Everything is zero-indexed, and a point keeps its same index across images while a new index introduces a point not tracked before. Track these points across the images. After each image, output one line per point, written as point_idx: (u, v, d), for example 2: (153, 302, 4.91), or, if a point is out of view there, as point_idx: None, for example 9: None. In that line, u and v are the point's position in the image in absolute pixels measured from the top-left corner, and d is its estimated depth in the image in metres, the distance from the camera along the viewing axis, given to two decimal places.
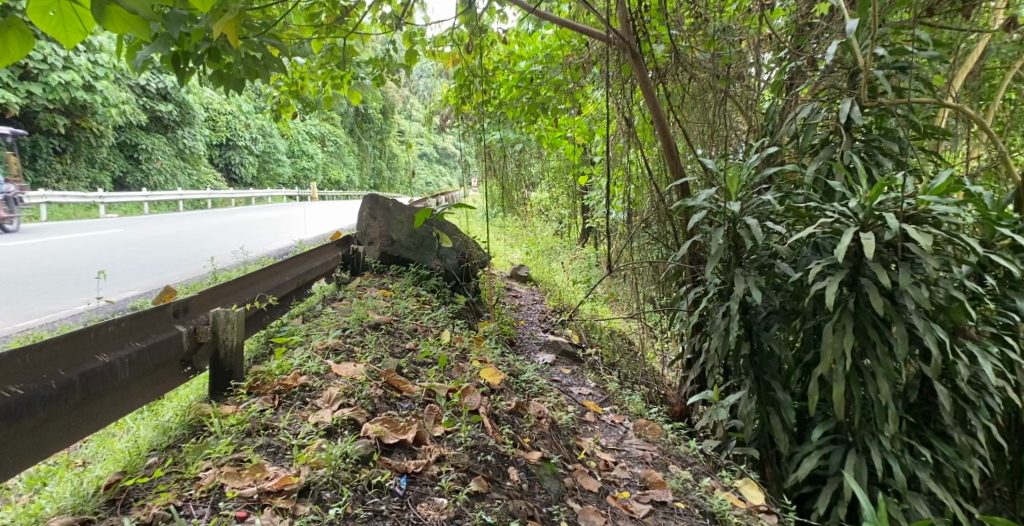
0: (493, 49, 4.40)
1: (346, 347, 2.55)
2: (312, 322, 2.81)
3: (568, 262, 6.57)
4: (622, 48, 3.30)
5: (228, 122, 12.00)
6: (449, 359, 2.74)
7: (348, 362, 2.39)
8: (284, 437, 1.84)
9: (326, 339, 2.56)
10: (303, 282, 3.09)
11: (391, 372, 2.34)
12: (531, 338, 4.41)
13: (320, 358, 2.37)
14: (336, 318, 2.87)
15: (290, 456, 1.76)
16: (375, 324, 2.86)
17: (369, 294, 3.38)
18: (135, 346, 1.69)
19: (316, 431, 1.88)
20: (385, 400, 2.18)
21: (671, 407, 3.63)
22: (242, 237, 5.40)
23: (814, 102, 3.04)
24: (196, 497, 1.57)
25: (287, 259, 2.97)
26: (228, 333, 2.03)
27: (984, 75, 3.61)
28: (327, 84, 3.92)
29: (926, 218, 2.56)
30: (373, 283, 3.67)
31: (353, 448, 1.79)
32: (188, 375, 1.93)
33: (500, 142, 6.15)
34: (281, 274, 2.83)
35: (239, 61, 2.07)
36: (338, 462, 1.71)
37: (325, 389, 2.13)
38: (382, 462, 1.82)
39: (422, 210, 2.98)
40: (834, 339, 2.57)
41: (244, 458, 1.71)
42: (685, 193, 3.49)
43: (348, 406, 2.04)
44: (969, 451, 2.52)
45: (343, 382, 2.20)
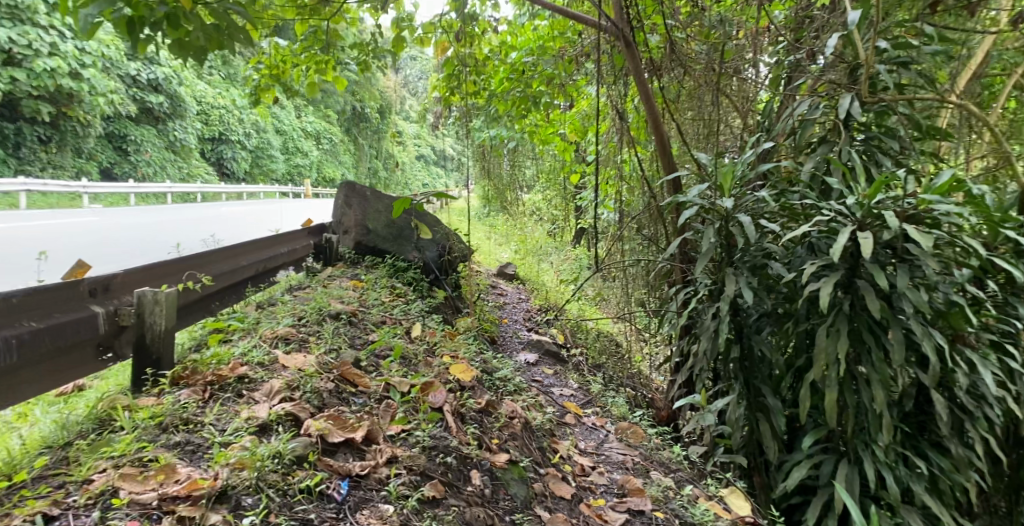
0: (483, 39, 4.27)
1: (299, 337, 2.43)
2: (274, 311, 2.67)
3: (558, 262, 6.49)
4: (615, 37, 3.19)
5: (222, 116, 11.49)
6: (413, 353, 2.62)
7: (298, 354, 2.27)
8: (207, 434, 1.70)
9: (277, 328, 2.45)
10: (263, 268, 2.97)
11: (346, 365, 2.21)
12: (514, 336, 4.30)
13: (267, 349, 2.26)
14: (298, 308, 2.74)
15: (209, 456, 1.62)
16: (336, 314, 2.73)
17: (340, 285, 3.25)
18: (30, 326, 1.50)
19: (247, 427, 1.75)
20: (336, 394, 2.06)
21: (658, 411, 3.52)
22: (216, 229, 5.25)
23: (812, 97, 2.92)
24: (78, 505, 1.40)
25: (247, 243, 2.85)
26: (156, 316, 1.89)
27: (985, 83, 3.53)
28: (310, 69, 3.78)
29: (926, 218, 2.43)
30: (346, 274, 3.55)
31: (287, 448, 1.65)
32: (107, 363, 1.78)
33: (493, 138, 6.01)
34: (236, 260, 2.71)
35: (199, 29, 1.91)
36: (265, 464, 1.57)
37: (266, 383, 2.02)
38: (321, 464, 1.69)
39: (401, 200, 2.83)
40: (828, 343, 2.45)
41: (148, 457, 1.56)
42: (677, 189, 3.38)
43: (289, 400, 1.92)
44: (967, 464, 2.41)
45: (290, 374, 2.07)
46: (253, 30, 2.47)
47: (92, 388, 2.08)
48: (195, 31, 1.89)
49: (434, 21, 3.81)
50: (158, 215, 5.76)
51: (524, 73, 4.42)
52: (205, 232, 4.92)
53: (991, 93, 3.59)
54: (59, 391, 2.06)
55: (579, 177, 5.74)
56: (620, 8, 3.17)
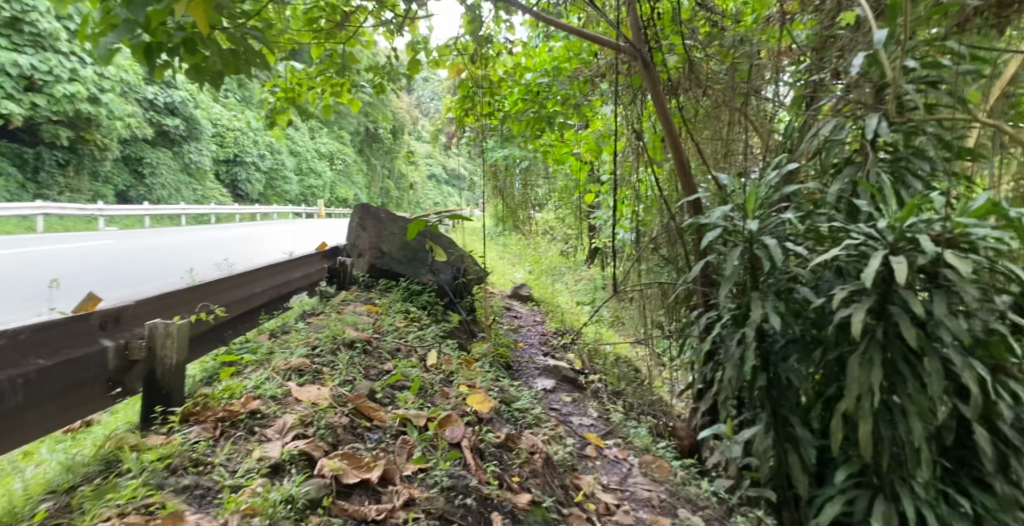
0: (497, 60, 4.25)
1: (313, 368, 2.36)
2: (288, 340, 2.62)
3: (573, 283, 6.41)
4: (633, 57, 3.16)
5: (236, 137, 11.77)
6: (429, 383, 2.55)
7: (311, 385, 2.21)
8: (217, 477, 1.64)
9: (291, 359, 2.37)
10: (275, 294, 2.92)
11: (361, 398, 2.15)
12: (530, 362, 4.21)
13: (280, 380, 2.21)
14: (312, 336, 2.68)
15: (219, 502, 1.55)
16: (351, 342, 2.68)
17: (355, 310, 3.20)
18: (38, 364, 1.44)
19: (259, 467, 1.68)
20: (350, 430, 2.00)
21: (679, 441, 3.37)
22: (229, 251, 5.24)
23: (837, 117, 2.85)
24: None
25: (259, 269, 2.80)
26: (167, 349, 1.86)
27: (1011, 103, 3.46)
28: (326, 92, 3.78)
29: (962, 243, 2.34)
30: (360, 298, 3.51)
31: (301, 491, 1.58)
32: (115, 399, 1.71)
33: (507, 159, 5.98)
34: (249, 286, 2.66)
35: (216, 54, 1.88)
36: (277, 509, 1.48)
37: (279, 418, 1.96)
38: (335, 508, 1.61)
39: (416, 221, 2.79)
40: (861, 373, 2.35)
41: (155, 505, 1.48)
42: (698, 211, 3.31)
43: (303, 437, 1.86)
44: (1013, 503, 2.27)
45: (304, 408, 2.01)
46: (270, 52, 2.46)
47: (103, 423, 2.02)
48: (212, 56, 1.86)
49: (450, 44, 3.80)
50: (173, 238, 5.78)
51: (539, 94, 4.39)
52: (219, 255, 4.92)
53: None
54: (67, 428, 1.99)
55: (594, 197, 5.67)
56: (638, 28, 3.14)
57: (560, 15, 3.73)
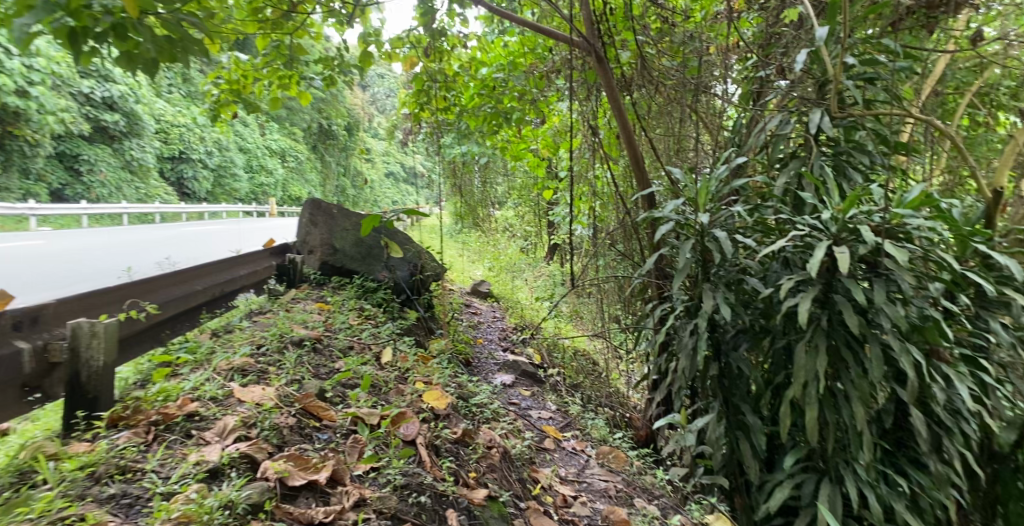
0: (452, 54, 4.21)
1: (257, 368, 2.31)
2: (232, 339, 2.53)
3: (533, 279, 6.32)
4: (587, 51, 3.17)
5: (181, 134, 11.08)
6: (383, 381, 2.51)
7: (255, 385, 2.14)
8: (146, 484, 1.57)
9: (234, 358, 2.30)
10: (220, 292, 2.79)
11: (309, 398, 2.10)
12: (489, 358, 4.20)
13: (222, 382, 2.13)
14: (258, 335, 2.60)
15: (149, 510, 1.48)
16: (299, 340, 2.61)
17: (306, 309, 3.12)
18: None
19: (196, 472, 1.61)
20: (297, 431, 1.94)
21: (636, 431, 3.46)
22: (171, 250, 5.02)
23: (782, 112, 2.93)
24: None
25: (200, 266, 2.67)
26: (93, 351, 1.74)
27: (941, 100, 3.64)
28: (273, 84, 3.65)
29: (899, 233, 2.45)
30: (310, 296, 3.42)
31: (241, 495, 1.52)
32: (35, 404, 1.60)
33: (464, 155, 5.92)
34: (186, 285, 2.50)
35: (149, 40, 1.77)
36: (213, 516, 1.43)
37: (219, 420, 1.89)
38: (279, 512, 1.56)
39: (371, 217, 2.71)
40: (807, 360, 2.43)
41: (74, 518, 1.40)
42: (652, 205, 3.35)
43: (245, 440, 1.79)
44: (945, 481, 2.39)
45: (247, 410, 1.94)
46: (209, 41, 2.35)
47: (22, 431, 1.90)
48: (144, 43, 1.75)
49: (403, 36, 3.73)
50: (110, 237, 5.50)
51: (495, 89, 4.32)
52: (160, 254, 4.70)
53: (948, 109, 3.70)
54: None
55: (552, 193, 5.68)
56: (592, 23, 3.14)
57: (514, 9, 3.70)
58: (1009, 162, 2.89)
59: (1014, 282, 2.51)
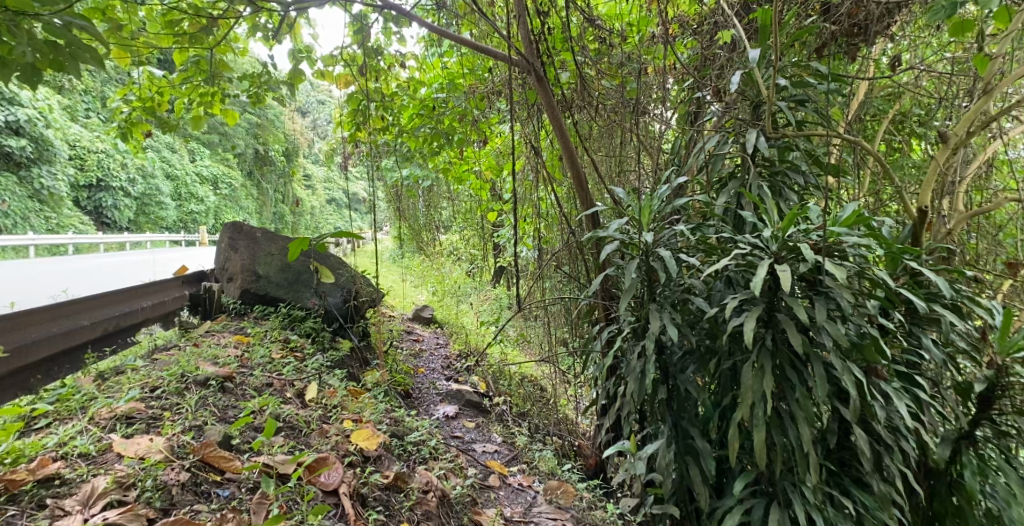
0: (389, 72, 4.08)
1: (148, 413, 2.16)
2: (119, 382, 2.35)
3: (479, 303, 6.19)
4: (526, 71, 3.11)
5: (98, 160, 10.16)
6: (306, 421, 2.41)
7: (143, 435, 2.01)
8: None
9: (117, 405, 2.15)
10: (115, 326, 2.49)
11: (210, 447, 1.99)
12: (430, 388, 4.03)
13: (99, 433, 1.98)
14: (153, 376, 2.43)
15: None
16: (204, 380, 2.44)
17: (224, 344, 2.93)
18: None
19: None
20: (190, 488, 1.85)
21: (585, 460, 3.36)
22: (71, 283, 4.58)
23: (720, 133, 2.95)
24: None
25: (89, 296, 2.37)
26: None
27: (867, 122, 3.79)
28: (194, 101, 3.41)
29: (836, 251, 2.46)
30: (228, 328, 3.21)
31: None
32: None
33: (406, 179, 5.75)
34: (70, 319, 2.22)
35: (28, 45, 1.58)
36: None
37: (85, 484, 1.75)
38: None
39: (298, 239, 2.49)
40: (753, 381, 2.38)
41: None
42: (596, 224, 3.30)
43: (118, 506, 1.68)
44: (888, 501, 2.38)
45: (125, 467, 1.83)
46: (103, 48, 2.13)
47: None
48: (21, 47, 1.55)
49: (335, 53, 3.59)
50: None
51: (435, 110, 4.22)
52: (58, 288, 4.28)
53: (869, 132, 3.85)
54: None
55: (496, 215, 5.55)
56: (531, 41, 3.08)
57: (453, 27, 3.60)
58: (932, 183, 2.93)
59: (942, 298, 2.56)
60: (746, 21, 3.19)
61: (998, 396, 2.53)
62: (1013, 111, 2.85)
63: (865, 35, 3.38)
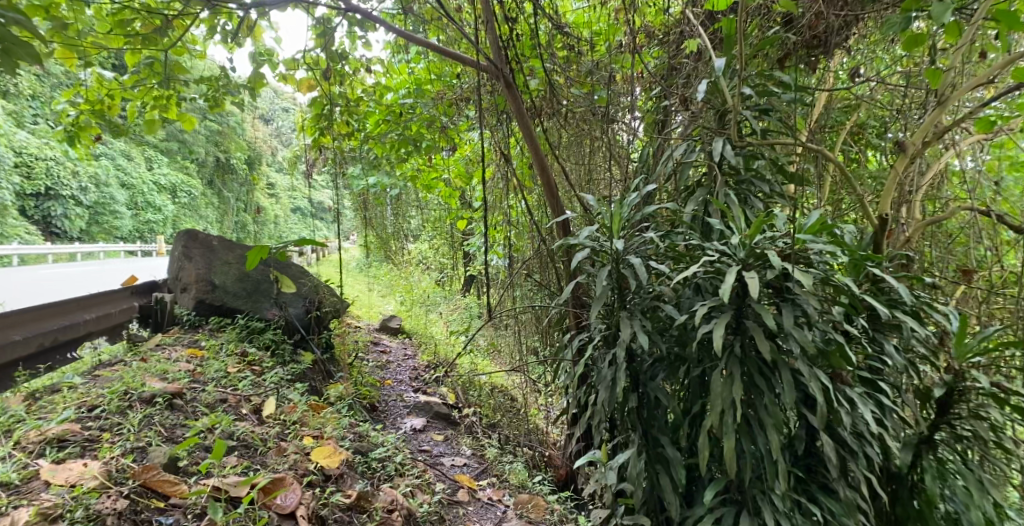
0: (355, 78, 4.01)
1: (85, 436, 2.05)
2: (53, 402, 2.23)
3: (448, 312, 6.12)
4: (495, 77, 3.09)
5: (47, 168, 9.61)
6: (261, 440, 2.31)
7: (77, 461, 1.90)
8: None
9: (48, 427, 2.03)
10: (53, 340, 2.38)
11: (150, 470, 1.88)
12: (398, 400, 3.94)
13: (28, 459, 1.86)
14: (93, 394, 2.31)
15: None
16: (150, 398, 2.34)
17: (176, 358, 2.80)
18: None
19: None
20: (128, 517, 1.73)
21: (556, 471, 3.32)
22: (11, 295, 4.35)
23: (687, 141, 2.95)
24: None
25: (26, 310, 2.26)
26: None
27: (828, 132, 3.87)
28: (148, 105, 3.28)
29: (801, 257, 2.47)
30: (180, 340, 3.10)
31: None
32: None
33: (374, 187, 5.65)
34: (0, 334, 2.13)
35: None
36: None
37: (8, 515, 1.62)
38: None
39: (257, 248, 2.39)
40: (723, 388, 2.38)
41: None
42: (566, 231, 3.29)
43: None
44: (854, 507, 2.39)
45: (52, 497, 1.72)
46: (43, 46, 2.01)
47: None
48: None
49: (298, 57, 3.51)
50: None
51: (402, 115, 4.24)
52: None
53: (829, 143, 3.94)
54: None
55: (465, 223, 5.49)
56: (499, 47, 3.05)
57: (419, 32, 3.56)
58: (891, 192, 2.99)
59: (903, 305, 2.60)
60: (711, 31, 3.23)
61: (956, 400, 2.58)
62: (963, 124, 2.94)
63: (824, 48, 3.41)
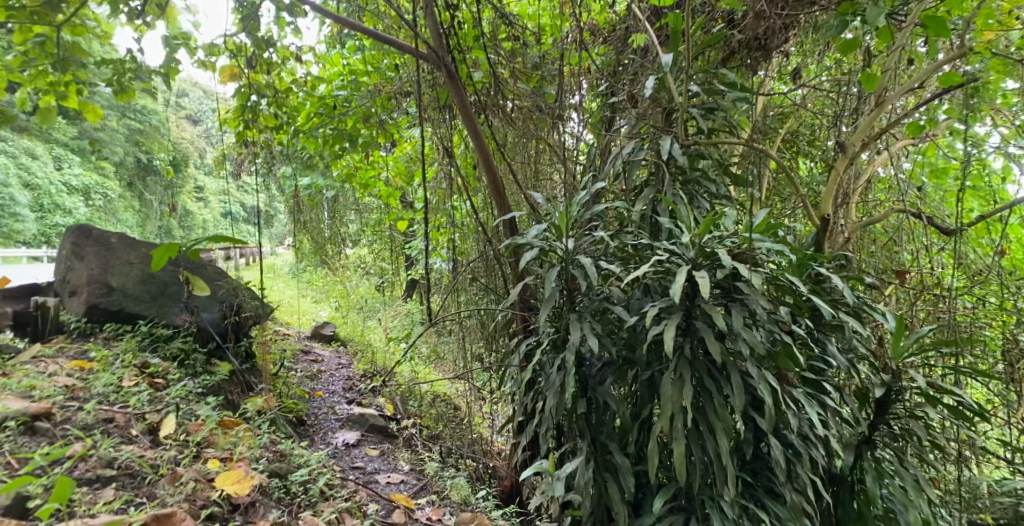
0: (283, 66, 3.78)
1: None
2: None
3: (388, 319, 5.88)
4: (436, 66, 2.93)
5: None
6: (150, 467, 2.12)
7: None
8: None
9: None
10: None
11: None
12: (330, 413, 3.70)
13: None
14: None
15: None
16: (1, 421, 2.08)
17: (52, 373, 2.55)
18: None
19: None
20: None
21: (500, 483, 3.16)
22: None
23: (635, 139, 2.88)
24: None
25: None
26: None
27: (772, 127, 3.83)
28: (41, 90, 2.92)
29: (752, 256, 2.41)
30: (65, 352, 2.84)
31: None
32: None
33: (308, 188, 5.37)
34: None
35: None
36: None
37: None
38: None
39: (164, 245, 2.10)
40: (672, 392, 2.29)
41: None
42: (513, 230, 3.15)
43: None
44: (800, 511, 2.34)
45: None
46: None
47: None
48: None
49: (220, 43, 3.23)
50: None
51: (336, 109, 4.00)
52: None
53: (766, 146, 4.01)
54: None
55: (406, 225, 5.21)
56: (439, 34, 2.91)
57: (356, 19, 3.36)
58: (833, 194, 3.02)
59: (845, 304, 2.58)
60: (657, 27, 3.18)
61: (894, 400, 2.56)
62: (896, 128, 2.99)
63: (764, 51, 3.38)
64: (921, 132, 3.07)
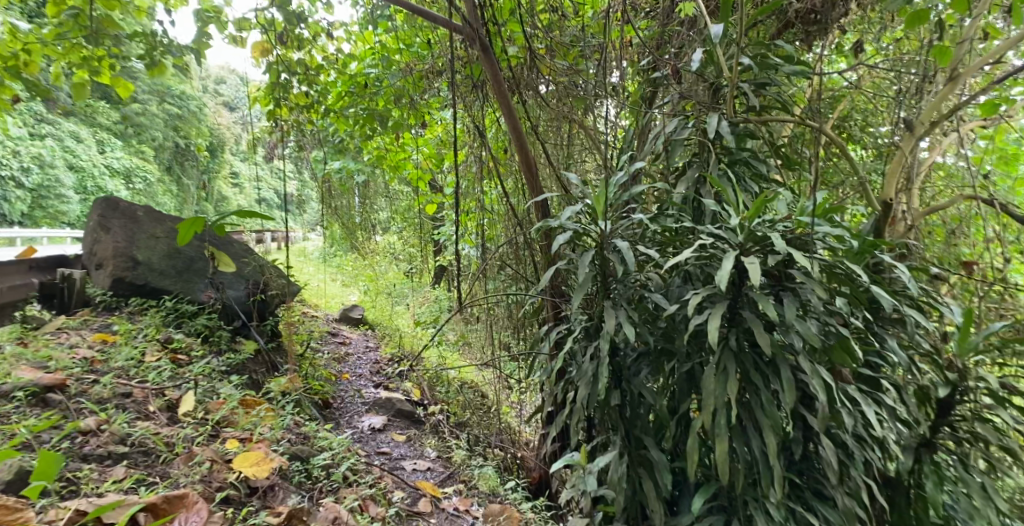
0: (315, 44, 3.71)
1: None
2: None
3: (416, 304, 5.85)
4: (470, 41, 2.80)
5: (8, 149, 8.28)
6: (168, 446, 2.09)
7: None
8: None
9: None
10: None
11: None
12: (356, 396, 3.67)
13: None
14: None
15: None
16: (7, 393, 2.08)
17: (73, 345, 2.57)
18: None
19: None
20: None
21: (529, 475, 3.07)
22: None
23: (679, 116, 2.71)
24: None
25: None
26: None
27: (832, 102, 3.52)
28: (74, 64, 2.93)
29: (807, 243, 2.23)
30: (90, 326, 2.86)
31: None
32: None
33: (340, 172, 5.35)
34: None
35: None
36: None
37: None
38: None
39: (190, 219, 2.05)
40: (716, 385, 2.15)
41: None
42: (544, 212, 3.05)
43: None
44: (853, 516, 2.17)
45: None
46: None
47: None
48: None
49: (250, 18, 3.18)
50: None
51: (367, 88, 3.98)
52: None
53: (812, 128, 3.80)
54: None
55: (436, 208, 5.05)
56: (474, 6, 2.76)
57: None
58: (895, 176, 2.80)
59: (907, 297, 2.39)
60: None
61: (958, 401, 2.37)
62: (967, 108, 2.75)
63: (821, 25, 3.23)
64: (994, 112, 2.82)
